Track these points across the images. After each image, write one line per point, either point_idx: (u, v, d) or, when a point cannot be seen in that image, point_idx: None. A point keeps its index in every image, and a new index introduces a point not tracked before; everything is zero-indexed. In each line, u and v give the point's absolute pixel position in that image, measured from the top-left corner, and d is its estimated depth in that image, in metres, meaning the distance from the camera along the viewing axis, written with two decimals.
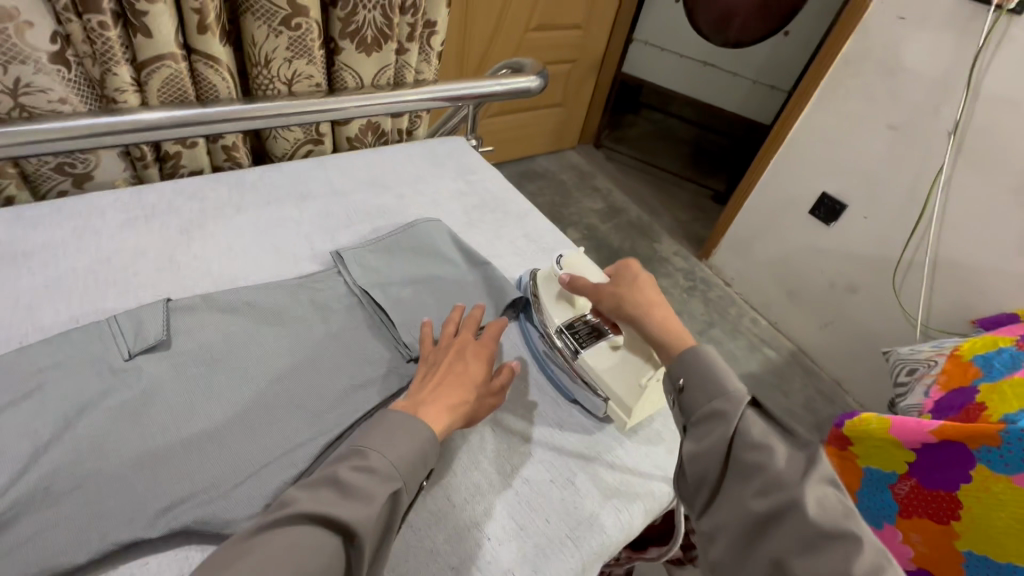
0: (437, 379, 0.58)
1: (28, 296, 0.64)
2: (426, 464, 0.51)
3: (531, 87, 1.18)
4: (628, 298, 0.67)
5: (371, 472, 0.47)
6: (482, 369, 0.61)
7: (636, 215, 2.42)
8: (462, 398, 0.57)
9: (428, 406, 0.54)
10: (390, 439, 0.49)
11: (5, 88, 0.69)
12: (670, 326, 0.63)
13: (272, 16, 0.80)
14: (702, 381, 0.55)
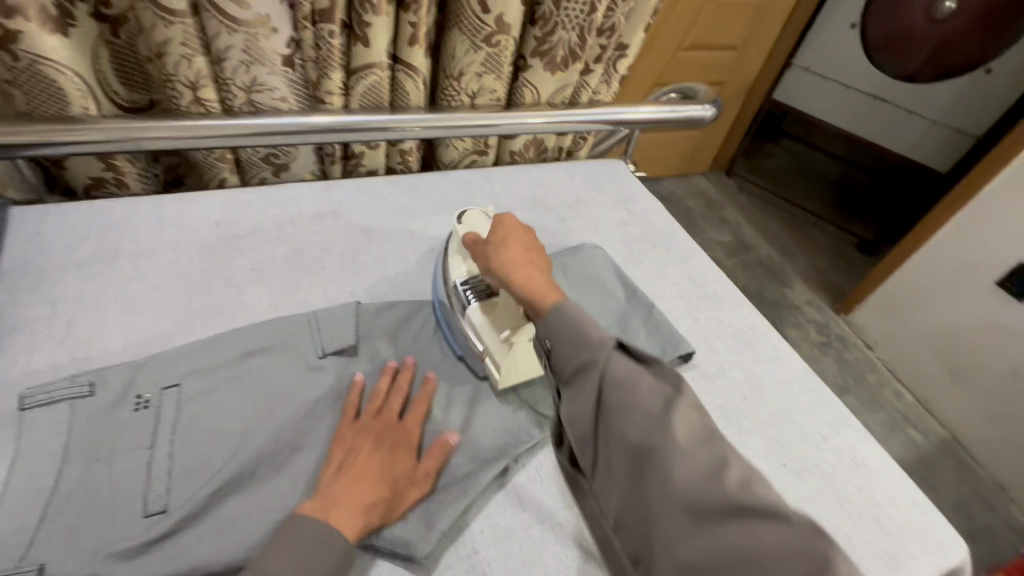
0: (342, 465, 0.52)
1: (237, 277, 0.70)
2: (343, 573, 0.47)
3: (703, 116, 1.10)
4: (496, 246, 0.61)
5: None
6: (404, 457, 0.54)
7: (767, 254, 2.23)
8: (379, 495, 0.50)
9: (342, 506, 0.48)
10: (300, 561, 0.45)
11: (242, 85, 0.76)
12: (549, 287, 0.55)
13: (476, 32, 0.81)
14: (622, 399, 0.45)
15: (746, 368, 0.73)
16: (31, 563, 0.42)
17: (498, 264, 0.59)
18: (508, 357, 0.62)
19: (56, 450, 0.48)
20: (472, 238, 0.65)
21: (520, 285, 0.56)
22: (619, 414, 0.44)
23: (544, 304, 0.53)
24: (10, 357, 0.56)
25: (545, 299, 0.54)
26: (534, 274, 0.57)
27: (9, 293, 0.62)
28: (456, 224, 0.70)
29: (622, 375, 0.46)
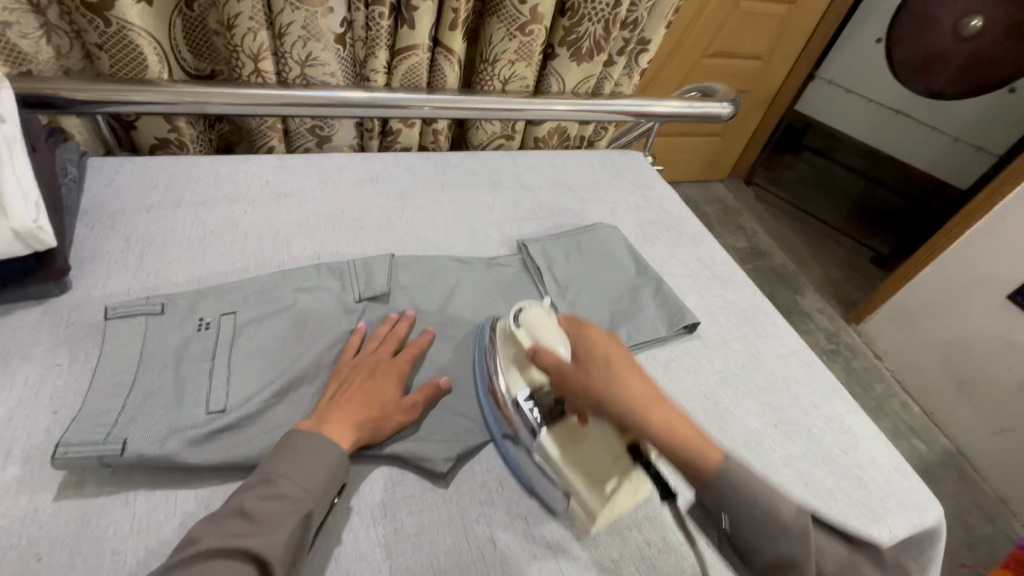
0: (338, 388, 0.57)
1: (284, 229, 0.77)
2: (338, 480, 0.50)
3: (721, 114, 1.16)
4: (590, 352, 0.53)
5: (281, 498, 0.46)
6: (394, 387, 0.59)
7: (781, 261, 2.25)
8: (369, 414, 0.55)
9: (333, 421, 0.53)
10: (300, 463, 0.49)
11: (298, 59, 0.84)
12: (687, 432, 0.46)
13: (512, 21, 0.88)
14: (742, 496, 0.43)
15: (746, 341, 0.78)
16: (114, 440, 0.48)
17: (596, 393, 0.50)
18: (576, 479, 0.54)
19: (133, 355, 0.55)
20: (549, 358, 0.55)
21: (658, 427, 0.46)
22: (732, 508, 0.43)
23: (677, 446, 0.45)
24: (89, 281, 0.64)
25: (697, 466, 0.45)
26: (660, 409, 0.47)
27: (88, 228, 0.70)
28: (513, 320, 0.63)
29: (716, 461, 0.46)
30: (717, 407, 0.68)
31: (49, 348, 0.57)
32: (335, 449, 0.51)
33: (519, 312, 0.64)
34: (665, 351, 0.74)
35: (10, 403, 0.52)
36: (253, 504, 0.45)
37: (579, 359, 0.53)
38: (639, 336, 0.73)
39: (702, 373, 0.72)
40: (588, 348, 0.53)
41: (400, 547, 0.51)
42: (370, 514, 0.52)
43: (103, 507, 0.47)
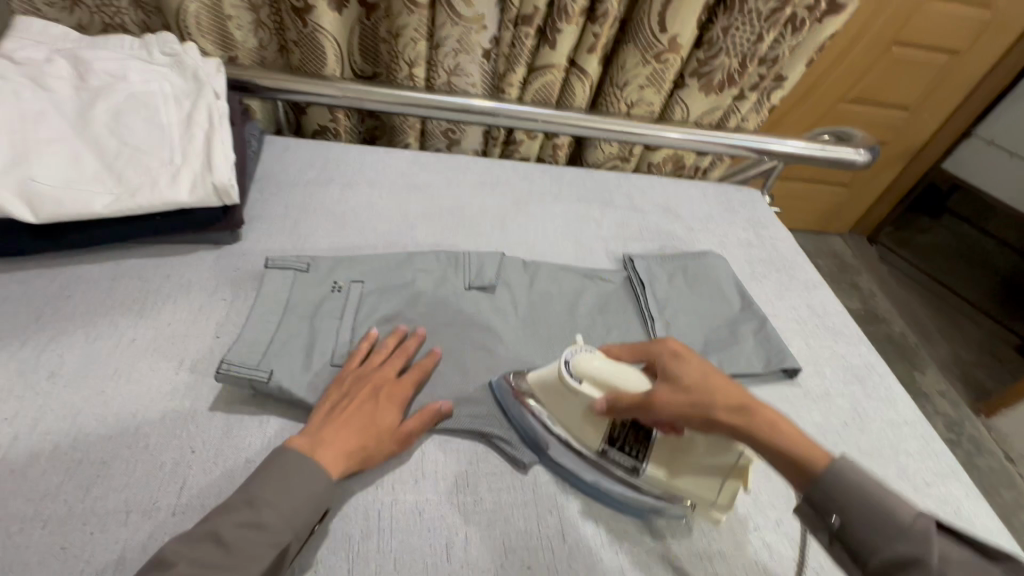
0: (334, 411, 0.54)
1: (411, 216, 0.85)
2: (320, 509, 0.48)
3: (855, 160, 1.10)
4: (681, 370, 0.52)
5: (259, 528, 0.45)
6: (394, 413, 0.56)
7: (900, 330, 2.03)
8: (364, 442, 0.53)
9: (330, 444, 0.51)
10: (285, 489, 0.47)
11: (448, 68, 0.94)
12: (783, 422, 0.49)
13: (648, 49, 0.91)
14: (791, 457, 0.47)
15: (854, 400, 0.72)
16: (264, 369, 0.57)
17: (690, 396, 0.50)
18: (688, 487, 0.54)
19: (281, 302, 0.65)
20: (622, 403, 0.53)
21: (750, 431, 0.48)
22: (844, 505, 0.44)
23: (781, 443, 0.47)
24: (254, 236, 0.76)
25: (800, 451, 0.47)
26: (766, 413, 0.49)
27: (259, 193, 0.83)
28: (564, 377, 0.57)
29: (788, 431, 0.48)
30: None
31: (219, 285, 0.68)
32: (322, 477, 0.48)
33: (570, 365, 0.57)
34: (760, 390, 0.72)
35: (187, 323, 0.63)
36: (229, 533, 0.43)
37: (693, 376, 0.51)
38: (732, 369, 0.71)
39: (797, 421, 0.68)
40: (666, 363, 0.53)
41: (477, 518, 0.54)
42: (454, 481, 0.56)
43: (243, 423, 0.55)
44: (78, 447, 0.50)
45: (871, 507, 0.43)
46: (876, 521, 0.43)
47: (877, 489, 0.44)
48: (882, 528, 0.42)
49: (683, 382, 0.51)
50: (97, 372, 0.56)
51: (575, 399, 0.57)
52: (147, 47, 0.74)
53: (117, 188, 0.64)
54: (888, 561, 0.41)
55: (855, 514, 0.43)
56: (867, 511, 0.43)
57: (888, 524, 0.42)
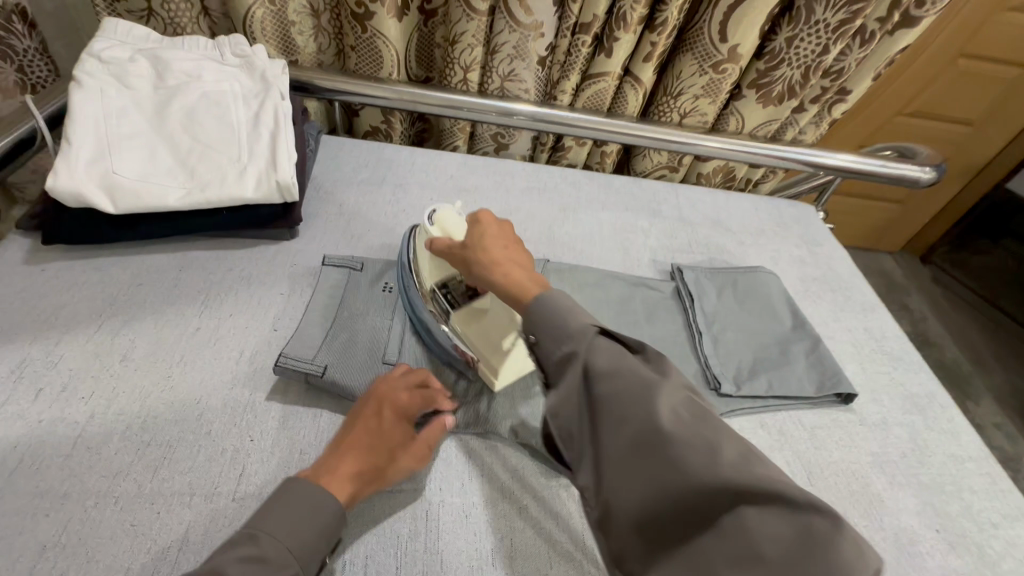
0: (343, 442, 0.50)
1: (460, 219, 0.86)
2: (329, 539, 0.45)
3: (919, 178, 1.05)
4: (480, 233, 0.59)
5: (262, 562, 0.41)
6: (407, 430, 0.53)
7: (953, 357, 1.93)
8: (376, 465, 0.50)
9: (339, 480, 0.47)
10: (292, 522, 0.44)
11: (502, 73, 0.94)
12: (530, 279, 0.55)
13: (706, 59, 0.89)
14: (621, 366, 0.45)
15: (913, 430, 0.69)
16: (319, 362, 0.59)
17: (475, 254, 0.58)
18: (477, 341, 0.60)
19: (336, 299, 0.66)
20: (443, 242, 0.62)
21: (499, 276, 0.55)
22: (631, 405, 0.43)
23: (495, 278, 0.55)
24: (310, 233, 0.78)
25: (520, 294, 0.53)
26: (517, 267, 0.56)
27: (316, 191, 0.86)
28: (426, 220, 0.66)
29: (621, 347, 0.47)
30: (867, 491, 0.62)
31: (277, 280, 0.70)
32: (332, 517, 0.45)
33: (433, 213, 0.66)
34: (814, 414, 0.69)
35: (248, 315, 0.65)
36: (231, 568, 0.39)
37: (479, 239, 0.58)
38: (784, 390, 0.68)
39: (853, 449, 0.66)
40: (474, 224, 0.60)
41: (522, 525, 0.53)
42: (500, 486, 0.55)
43: (298, 415, 0.57)
44: (146, 429, 0.53)
45: (688, 430, 0.41)
46: (694, 447, 0.40)
47: (697, 417, 0.42)
48: (697, 452, 0.39)
49: (472, 241, 0.59)
50: (165, 358, 0.59)
51: (452, 268, 0.64)
52: (220, 48, 0.78)
53: (190, 183, 0.67)
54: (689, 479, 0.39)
55: (673, 437, 0.41)
56: (688, 436, 0.40)
57: (701, 448, 0.40)
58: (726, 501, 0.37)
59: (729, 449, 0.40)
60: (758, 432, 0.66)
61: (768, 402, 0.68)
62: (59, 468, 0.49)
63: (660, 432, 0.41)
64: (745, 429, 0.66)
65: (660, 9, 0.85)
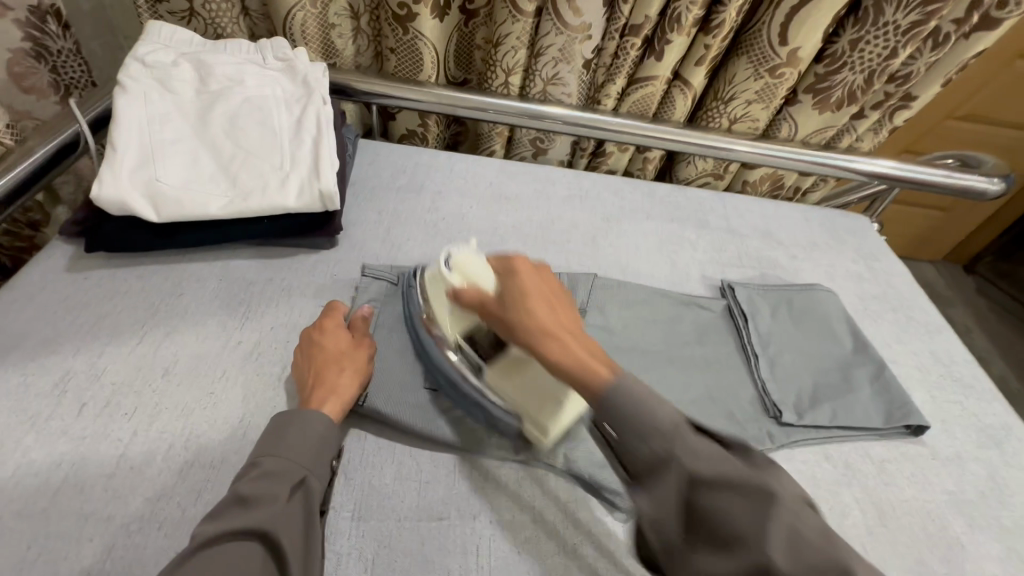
0: (316, 363, 0.55)
1: (501, 229, 0.83)
2: (328, 443, 0.49)
3: (984, 189, 0.98)
4: (512, 287, 0.53)
5: (272, 475, 0.44)
6: (335, 336, 0.58)
7: (1001, 373, 1.83)
8: (327, 374, 0.54)
9: (322, 400, 0.52)
10: (285, 440, 0.47)
11: (545, 77, 0.91)
12: (582, 349, 0.48)
13: (763, 62, 0.85)
14: (645, 414, 0.43)
15: (991, 466, 0.64)
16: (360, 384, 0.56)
17: (506, 311, 0.51)
18: (522, 397, 0.54)
19: (378, 314, 0.64)
20: (469, 297, 0.54)
21: (554, 351, 0.48)
22: (714, 507, 0.39)
23: (534, 339, 0.49)
24: (349, 242, 0.76)
25: (590, 371, 0.46)
26: (536, 312, 0.50)
27: (354, 198, 0.84)
28: (443, 267, 0.59)
29: (648, 391, 0.45)
30: (944, 534, 0.57)
31: (317, 291, 0.68)
32: (303, 469, 0.46)
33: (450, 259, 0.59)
34: (881, 446, 0.64)
35: (289, 328, 0.63)
36: (246, 487, 0.43)
37: (522, 305, 0.51)
38: (848, 421, 0.64)
39: (926, 486, 0.61)
40: (523, 284, 0.53)
41: (577, 563, 0.50)
42: (553, 519, 0.52)
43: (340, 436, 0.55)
44: (189, 449, 0.51)
45: (733, 480, 0.39)
46: (739, 501, 0.39)
47: (736, 461, 0.41)
48: (743, 506, 0.38)
49: (508, 297, 0.52)
50: (207, 373, 0.57)
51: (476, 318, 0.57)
52: (262, 51, 0.76)
53: (232, 192, 0.66)
54: (749, 544, 0.37)
55: (716, 486, 0.39)
56: (724, 481, 0.39)
57: (749, 499, 0.38)
58: (798, 566, 0.36)
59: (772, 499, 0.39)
60: (823, 465, 0.62)
61: (832, 433, 0.64)
62: (104, 489, 0.48)
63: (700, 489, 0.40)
64: (808, 461, 0.62)
65: (716, 10, 0.81)
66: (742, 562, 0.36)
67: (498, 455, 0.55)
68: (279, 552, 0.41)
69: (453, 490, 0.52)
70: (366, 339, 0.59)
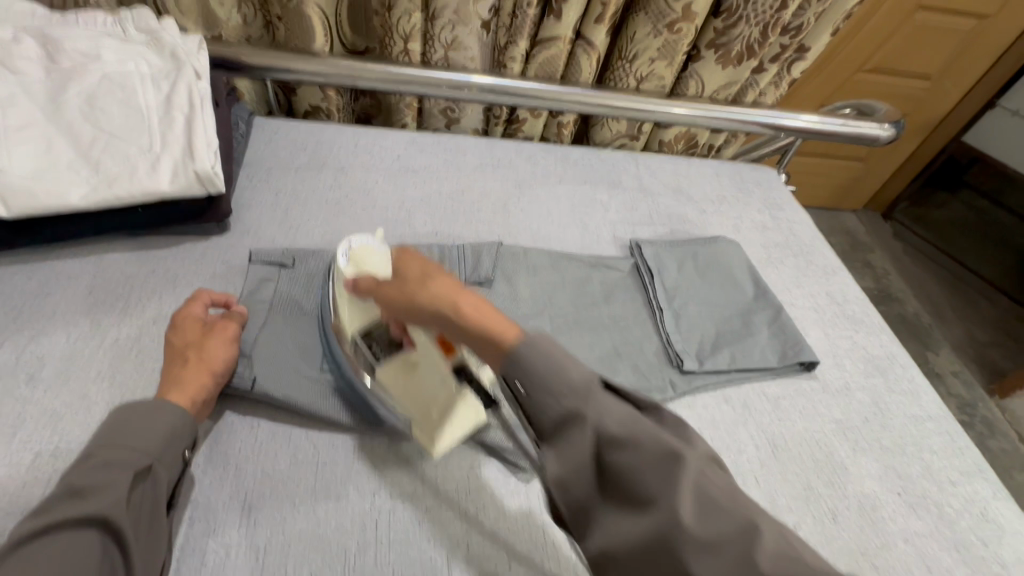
0: (172, 355, 0.52)
1: (408, 203, 0.81)
2: (183, 434, 0.46)
3: (878, 136, 1.03)
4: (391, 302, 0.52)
5: (111, 466, 0.41)
6: (194, 330, 0.54)
7: (914, 310, 1.97)
8: (180, 370, 0.50)
9: (166, 392, 0.49)
10: (125, 430, 0.44)
11: (444, 42, 0.88)
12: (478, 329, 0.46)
13: (660, 18, 0.85)
14: (553, 370, 0.42)
15: (875, 394, 0.69)
16: (247, 376, 0.53)
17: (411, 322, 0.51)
18: (408, 402, 0.54)
19: (266, 300, 0.61)
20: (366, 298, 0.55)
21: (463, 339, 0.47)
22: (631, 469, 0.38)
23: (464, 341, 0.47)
24: (243, 227, 0.72)
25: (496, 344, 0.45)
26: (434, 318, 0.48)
27: (249, 179, 0.79)
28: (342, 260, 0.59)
29: (557, 351, 0.43)
30: (829, 458, 0.61)
31: (206, 281, 0.65)
32: (150, 458, 0.43)
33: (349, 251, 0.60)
34: (776, 385, 0.68)
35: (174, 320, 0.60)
36: (78, 480, 0.40)
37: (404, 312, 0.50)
38: (745, 363, 0.67)
39: (817, 418, 0.65)
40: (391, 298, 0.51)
41: (480, 527, 0.50)
42: (455, 486, 0.52)
43: (231, 426, 0.52)
44: (60, 456, 0.48)
45: (601, 406, 0.41)
46: (643, 456, 0.39)
47: (649, 423, 0.41)
48: (653, 464, 0.38)
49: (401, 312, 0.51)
50: (79, 375, 0.53)
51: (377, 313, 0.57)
52: (121, 23, 0.69)
53: (95, 178, 0.61)
54: (659, 501, 0.37)
55: (623, 446, 0.39)
56: (639, 441, 0.39)
57: (655, 459, 0.38)
58: (699, 521, 0.36)
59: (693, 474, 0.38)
60: (722, 407, 0.64)
61: (730, 376, 0.67)
62: None
63: (613, 442, 0.39)
64: (708, 406, 0.64)
65: None
66: (654, 520, 0.36)
67: (400, 429, 0.55)
68: (123, 543, 0.39)
69: (352, 468, 0.51)
70: (230, 329, 0.54)
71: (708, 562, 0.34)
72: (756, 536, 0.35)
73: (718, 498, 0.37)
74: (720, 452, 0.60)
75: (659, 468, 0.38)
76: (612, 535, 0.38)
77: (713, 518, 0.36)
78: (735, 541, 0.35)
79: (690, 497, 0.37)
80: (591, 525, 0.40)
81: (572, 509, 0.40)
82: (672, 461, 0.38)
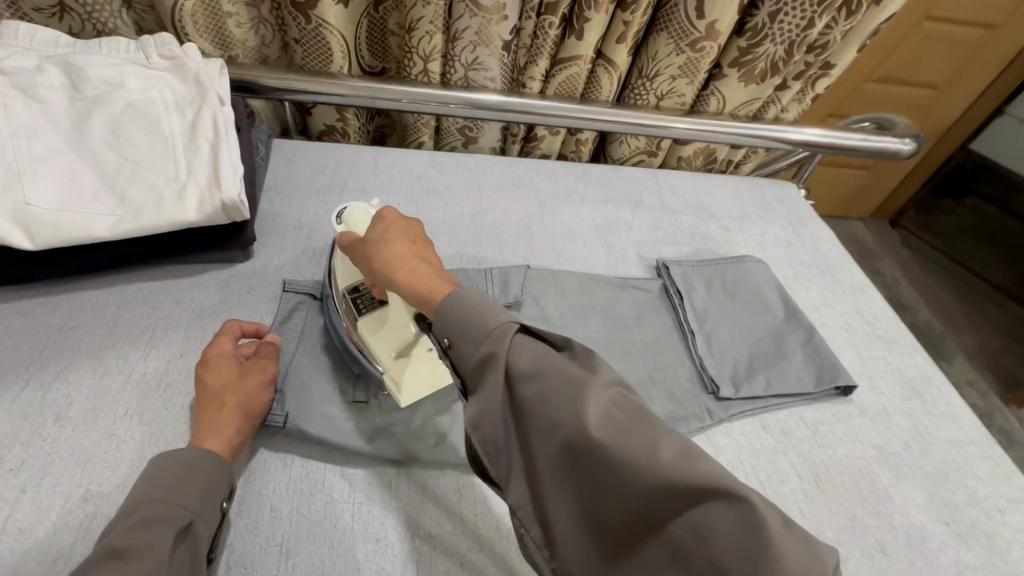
0: (205, 396, 0.50)
1: (431, 225, 0.80)
2: (221, 484, 0.45)
3: (898, 151, 1.02)
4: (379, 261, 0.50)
5: (151, 523, 0.40)
6: (228, 369, 0.52)
7: (927, 319, 1.95)
8: (214, 417, 0.48)
9: (201, 439, 0.47)
10: (164, 483, 0.43)
11: (465, 62, 0.88)
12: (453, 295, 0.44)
13: (682, 36, 0.84)
14: (470, 317, 0.42)
15: (914, 417, 0.67)
16: (280, 414, 0.52)
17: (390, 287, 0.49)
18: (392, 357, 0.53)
19: (294, 331, 0.59)
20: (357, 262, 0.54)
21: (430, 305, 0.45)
22: (541, 404, 0.38)
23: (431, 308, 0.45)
24: (267, 253, 0.71)
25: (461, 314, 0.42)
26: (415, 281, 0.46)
27: (271, 203, 0.78)
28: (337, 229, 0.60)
29: (479, 303, 0.42)
30: (872, 486, 0.60)
31: (232, 310, 0.64)
32: (190, 512, 0.42)
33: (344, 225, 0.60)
34: (813, 410, 0.66)
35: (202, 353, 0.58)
36: (119, 541, 0.38)
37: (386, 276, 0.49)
38: (782, 388, 0.66)
39: (857, 444, 0.64)
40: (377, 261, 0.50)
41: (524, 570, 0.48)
42: (495, 525, 0.50)
43: (264, 467, 0.51)
44: (90, 500, 0.47)
45: (522, 348, 0.40)
46: (549, 384, 0.39)
47: (559, 357, 0.40)
48: (557, 393, 0.38)
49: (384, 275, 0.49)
50: (106, 413, 0.52)
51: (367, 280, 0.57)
52: (144, 49, 0.68)
53: (121, 209, 0.60)
54: (566, 427, 0.37)
55: (527, 376, 0.39)
56: (545, 372, 0.39)
57: (554, 385, 0.38)
58: (597, 433, 0.36)
59: (590, 393, 0.38)
60: (760, 434, 0.63)
61: (767, 402, 0.65)
62: None
63: (517, 375, 0.39)
64: (745, 433, 0.63)
65: None
66: (563, 440, 0.37)
67: (436, 466, 0.53)
68: None
69: (389, 509, 0.50)
70: (265, 371, 0.53)
71: (606, 466, 0.35)
72: (664, 451, 0.35)
73: (614, 415, 0.37)
74: (761, 482, 0.59)
75: (571, 400, 0.37)
76: (533, 463, 0.38)
77: (631, 440, 0.35)
78: (631, 454, 0.35)
79: (581, 415, 0.37)
80: (515, 461, 0.40)
81: (491, 448, 0.41)
82: (575, 388, 0.38)
